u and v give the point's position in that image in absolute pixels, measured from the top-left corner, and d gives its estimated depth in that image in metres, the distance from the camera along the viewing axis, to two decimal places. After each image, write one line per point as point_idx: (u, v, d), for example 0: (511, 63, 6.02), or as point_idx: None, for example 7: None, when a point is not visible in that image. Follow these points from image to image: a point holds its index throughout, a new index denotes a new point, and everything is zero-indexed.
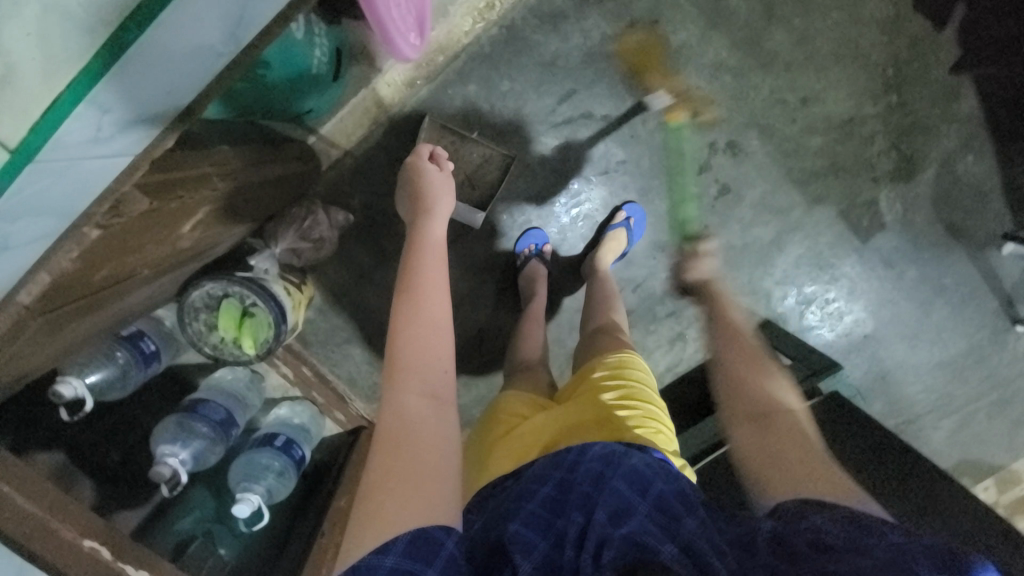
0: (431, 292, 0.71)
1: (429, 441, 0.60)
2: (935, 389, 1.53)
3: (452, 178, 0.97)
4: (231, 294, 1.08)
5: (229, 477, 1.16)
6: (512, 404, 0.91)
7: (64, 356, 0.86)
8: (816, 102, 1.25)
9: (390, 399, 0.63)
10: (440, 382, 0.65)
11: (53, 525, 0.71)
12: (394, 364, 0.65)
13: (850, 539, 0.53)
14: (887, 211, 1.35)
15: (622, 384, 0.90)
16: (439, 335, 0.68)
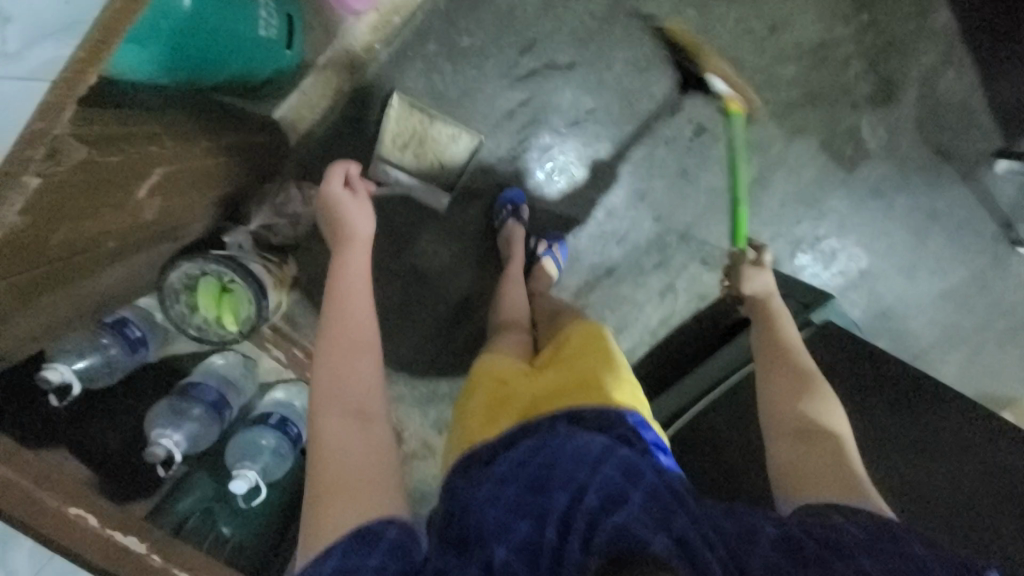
0: (355, 321, 0.79)
1: (358, 453, 0.67)
2: (939, 322, 1.49)
3: (369, 201, 1.01)
4: (209, 273, 1.08)
5: (227, 457, 1.16)
6: (494, 363, 0.91)
7: (47, 333, 0.88)
8: (785, 28, 1.22)
9: (314, 425, 0.69)
10: (365, 398, 0.72)
11: (36, 494, 0.72)
12: (321, 392, 0.72)
13: (870, 545, 0.60)
14: (870, 137, 1.31)
15: (597, 350, 0.89)
16: (362, 360, 0.75)
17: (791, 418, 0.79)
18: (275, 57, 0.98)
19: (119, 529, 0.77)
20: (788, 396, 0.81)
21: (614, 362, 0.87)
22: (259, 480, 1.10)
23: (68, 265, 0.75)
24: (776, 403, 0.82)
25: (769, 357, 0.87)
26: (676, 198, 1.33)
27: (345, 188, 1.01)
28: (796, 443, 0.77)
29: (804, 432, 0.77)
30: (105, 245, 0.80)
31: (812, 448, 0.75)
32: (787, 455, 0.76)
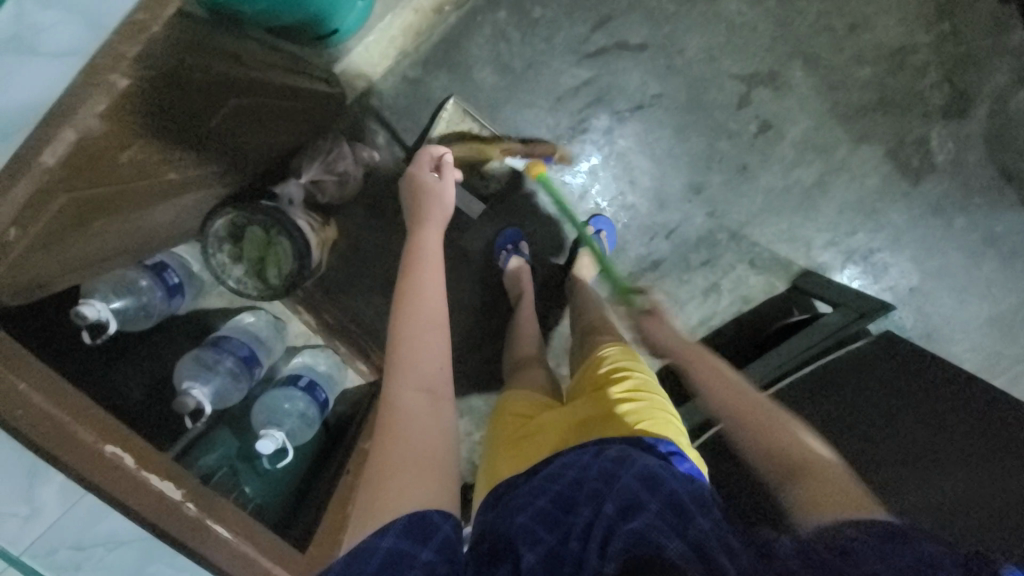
0: (429, 298, 0.78)
1: (423, 431, 0.65)
2: (982, 348, 1.44)
3: (456, 179, 1.02)
4: (255, 223, 1.05)
5: (252, 417, 1.13)
6: (519, 401, 0.90)
7: (103, 259, 0.86)
8: (866, 28, 1.18)
9: (389, 396, 0.69)
10: (435, 377, 0.72)
11: (72, 428, 0.67)
12: (394, 365, 0.72)
13: (880, 551, 0.50)
14: (938, 150, 1.27)
15: (620, 380, 0.87)
16: (433, 340, 0.74)
17: (766, 448, 0.74)
18: (347, 6, 0.95)
19: (152, 472, 0.73)
20: (749, 428, 0.77)
21: (638, 391, 0.85)
22: (284, 443, 1.05)
23: (109, 192, 0.72)
24: (743, 439, 0.77)
25: (711, 401, 0.85)
26: (731, 194, 1.29)
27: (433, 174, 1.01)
28: (795, 477, 0.68)
29: (796, 462, 0.70)
30: (148, 179, 0.77)
31: (813, 477, 0.67)
32: (802, 491, 0.65)
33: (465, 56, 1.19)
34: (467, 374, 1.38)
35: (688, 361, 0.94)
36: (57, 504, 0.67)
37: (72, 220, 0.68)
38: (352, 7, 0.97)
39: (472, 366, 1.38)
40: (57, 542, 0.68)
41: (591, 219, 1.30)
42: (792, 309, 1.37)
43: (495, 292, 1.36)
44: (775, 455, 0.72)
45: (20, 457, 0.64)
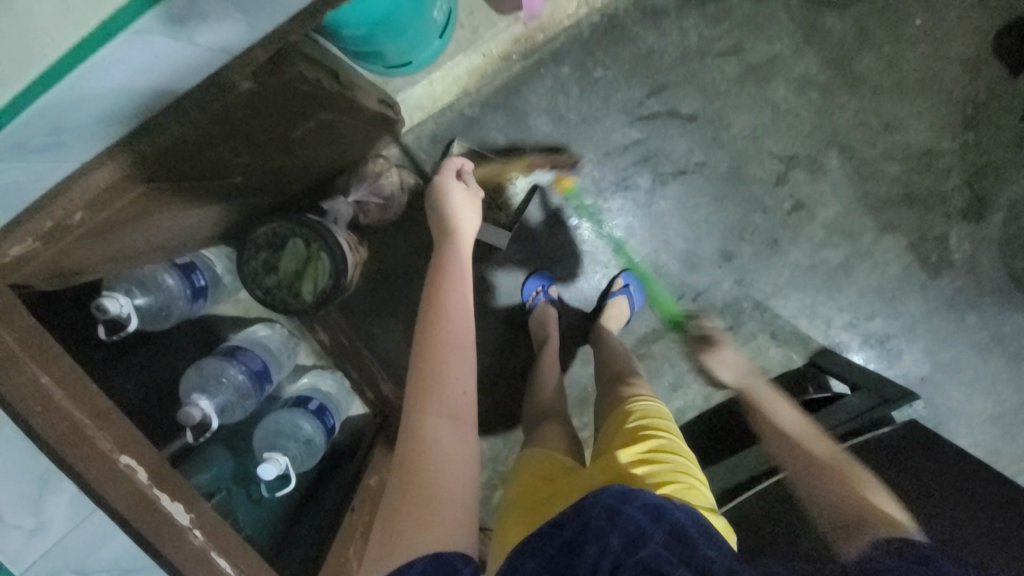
0: (455, 311, 0.68)
1: (443, 462, 0.58)
2: (983, 445, 1.39)
3: (482, 193, 0.87)
4: (297, 236, 1.04)
5: (255, 439, 1.04)
6: (544, 453, 0.80)
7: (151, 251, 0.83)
8: (899, 128, 1.26)
9: (410, 423, 0.61)
10: (459, 396, 0.63)
11: (88, 431, 0.63)
12: (416, 385, 0.63)
13: (897, 568, 0.51)
14: (956, 249, 1.31)
15: (646, 436, 0.76)
16: (456, 358, 0.65)
17: (830, 497, 0.82)
18: (423, 43, 1.00)
19: (163, 490, 0.67)
20: (817, 482, 0.86)
21: (662, 452, 0.73)
22: (287, 468, 0.96)
23: (163, 196, 0.70)
24: (823, 497, 0.83)
25: (778, 445, 0.97)
26: (761, 265, 1.31)
27: (459, 182, 0.86)
28: (846, 531, 0.73)
29: (850, 494, 0.80)
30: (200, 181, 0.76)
31: (850, 504, 0.78)
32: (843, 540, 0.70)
33: (524, 103, 1.24)
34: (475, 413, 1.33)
35: (761, 399, 1.07)
36: (64, 518, 0.63)
37: (121, 222, 0.67)
38: (430, 44, 1.03)
39: (484, 404, 1.34)
40: (58, 565, 0.63)
41: (622, 272, 1.30)
42: (806, 386, 1.34)
43: (518, 333, 1.33)
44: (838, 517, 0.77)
45: (35, 460, 0.61)
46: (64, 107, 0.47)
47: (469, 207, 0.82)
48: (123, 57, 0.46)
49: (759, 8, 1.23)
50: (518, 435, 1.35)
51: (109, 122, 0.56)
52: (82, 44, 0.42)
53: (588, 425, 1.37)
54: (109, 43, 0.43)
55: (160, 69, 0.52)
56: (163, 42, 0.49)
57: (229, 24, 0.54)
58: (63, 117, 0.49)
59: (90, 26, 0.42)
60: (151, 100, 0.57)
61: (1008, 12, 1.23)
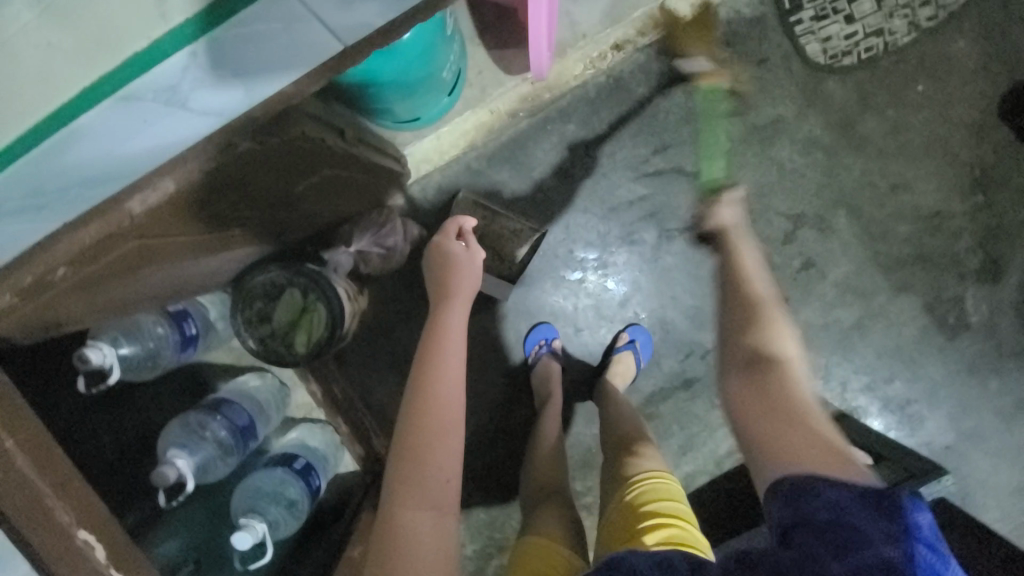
0: (444, 390, 0.63)
1: (424, 562, 0.52)
2: (1019, 523, 1.28)
3: (483, 256, 0.82)
4: (295, 286, 1.01)
5: (233, 502, 0.97)
6: (544, 544, 0.73)
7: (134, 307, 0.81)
8: (906, 189, 1.26)
9: (388, 517, 0.55)
10: (443, 486, 0.58)
11: (48, 503, 0.58)
12: (398, 474, 0.58)
13: (827, 537, 0.47)
14: (974, 310, 1.26)
15: (654, 523, 0.69)
16: (442, 441, 0.60)
17: (760, 375, 0.63)
18: (433, 100, 1.02)
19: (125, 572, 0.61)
20: (748, 357, 0.65)
21: (677, 545, 0.65)
22: (265, 537, 0.89)
23: (157, 246, 0.70)
24: (749, 371, 0.64)
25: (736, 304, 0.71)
26: None
27: (460, 241, 0.83)
28: (767, 412, 0.59)
29: (767, 370, 0.62)
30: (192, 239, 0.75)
31: (787, 430, 0.57)
32: (766, 441, 0.57)
33: (530, 158, 1.25)
34: (472, 473, 1.26)
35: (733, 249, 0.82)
36: None
37: (113, 273, 0.67)
38: (439, 101, 1.04)
39: (482, 464, 1.27)
40: None
41: (627, 327, 1.27)
42: None
43: (520, 389, 1.28)
44: (767, 439, 0.57)
45: None
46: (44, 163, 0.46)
47: (469, 271, 0.78)
48: (107, 116, 0.45)
49: (762, 73, 1.25)
50: (517, 499, 1.26)
51: (98, 185, 0.55)
52: (74, 103, 0.43)
53: (592, 491, 1.28)
54: (95, 105, 0.43)
55: (155, 132, 0.52)
56: (156, 108, 0.48)
57: (232, 93, 0.54)
58: (50, 175, 0.48)
59: (90, 80, 0.43)
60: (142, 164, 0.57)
61: (1009, 80, 1.24)
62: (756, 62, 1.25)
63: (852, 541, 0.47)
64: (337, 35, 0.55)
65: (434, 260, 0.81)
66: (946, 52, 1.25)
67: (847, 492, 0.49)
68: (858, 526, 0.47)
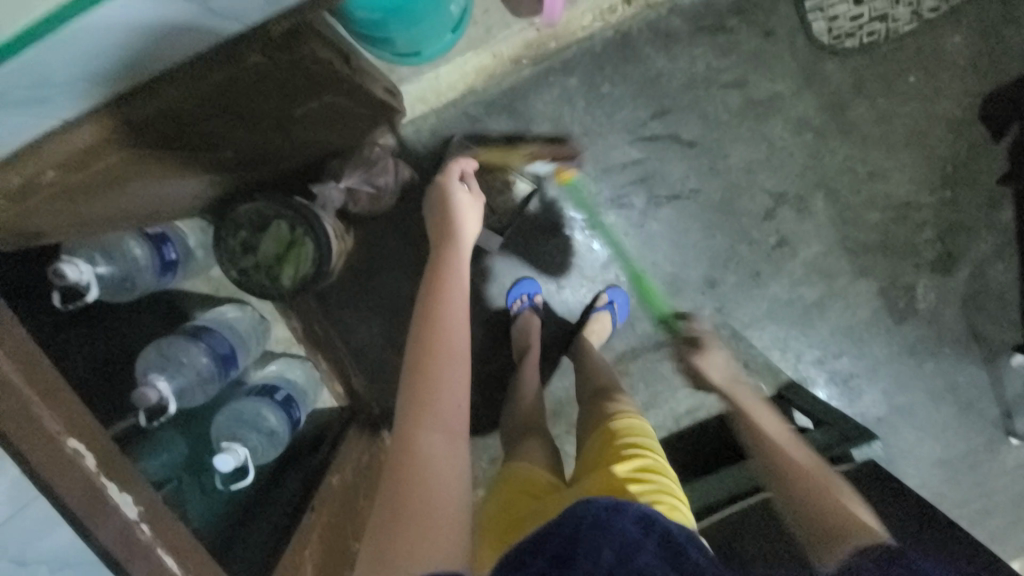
0: (450, 324, 0.65)
1: (437, 478, 0.56)
2: (928, 486, 1.45)
3: (485, 202, 0.84)
4: (283, 218, 0.99)
5: (214, 425, 0.99)
6: (525, 468, 0.79)
7: (120, 221, 0.78)
8: (882, 178, 1.32)
9: (403, 438, 0.58)
10: (454, 411, 0.61)
11: (35, 410, 0.59)
12: (411, 400, 0.60)
13: None
14: (923, 298, 1.37)
15: (626, 457, 0.75)
16: (452, 372, 0.62)
17: (785, 487, 0.81)
18: (436, 36, 0.98)
19: (112, 479, 0.63)
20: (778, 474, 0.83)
21: (648, 471, 0.73)
22: (247, 461, 0.91)
23: (144, 159, 0.67)
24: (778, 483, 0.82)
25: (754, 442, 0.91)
26: (742, 295, 1.34)
27: (463, 185, 0.83)
28: (804, 510, 0.77)
29: (791, 477, 0.81)
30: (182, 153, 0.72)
31: (824, 512, 0.75)
32: (815, 536, 0.73)
33: (529, 110, 1.23)
34: None
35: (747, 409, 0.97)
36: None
37: (98, 184, 0.64)
38: (442, 39, 1.01)
39: None
40: None
41: (607, 287, 1.31)
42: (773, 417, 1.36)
43: (499, 339, 1.32)
44: (810, 520, 0.75)
45: None
46: (53, 55, 0.44)
47: (471, 216, 0.80)
48: (117, 9, 0.43)
49: (766, 46, 1.25)
50: (488, 441, 1.33)
51: (96, 85, 0.53)
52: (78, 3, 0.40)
53: (559, 438, 1.36)
54: None
55: (161, 33, 0.50)
56: (169, 2, 0.46)
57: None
58: (47, 74, 0.46)
59: None
60: (142, 64, 0.54)
61: (993, 81, 1.29)
62: (762, 34, 1.25)
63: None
64: None
65: (438, 203, 0.81)
66: (941, 46, 1.28)
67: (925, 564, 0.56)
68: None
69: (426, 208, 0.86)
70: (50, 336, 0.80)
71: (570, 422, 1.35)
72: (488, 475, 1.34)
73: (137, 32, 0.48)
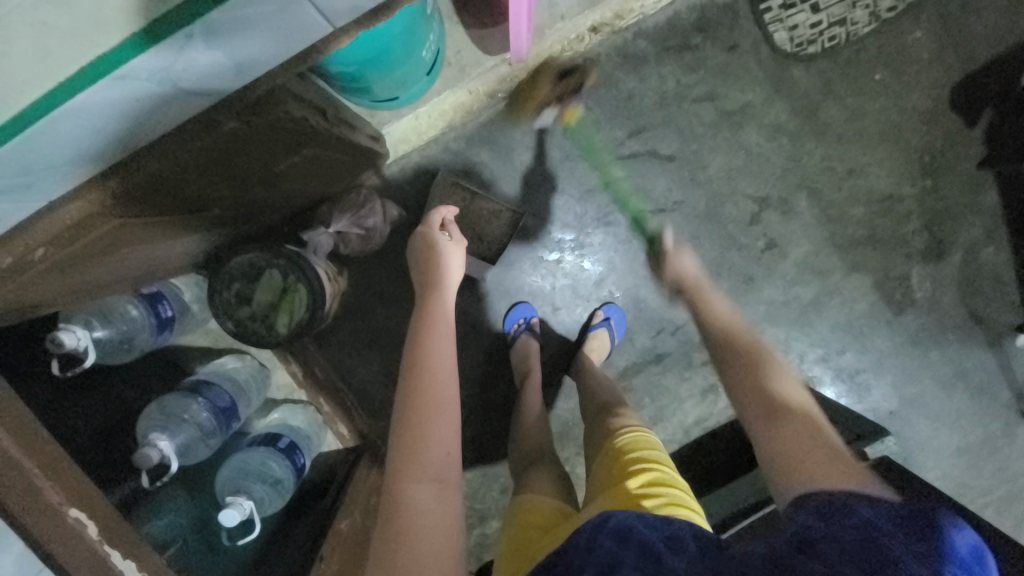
0: (438, 370, 0.65)
1: (427, 530, 0.56)
2: (951, 478, 1.42)
3: (469, 246, 0.86)
4: (274, 266, 1.01)
5: (217, 479, 0.98)
6: (534, 498, 0.78)
7: (110, 287, 0.80)
8: (861, 174, 1.34)
9: (394, 492, 0.58)
10: (444, 460, 0.60)
11: (40, 483, 0.59)
12: (402, 451, 0.60)
13: (843, 542, 0.48)
14: (919, 287, 1.37)
15: (635, 472, 0.73)
16: (442, 418, 0.62)
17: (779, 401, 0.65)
18: (412, 80, 1.01)
19: (117, 548, 0.63)
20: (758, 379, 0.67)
21: (658, 483, 0.71)
22: (252, 513, 0.90)
23: (128, 227, 0.67)
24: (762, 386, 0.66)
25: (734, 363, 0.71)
26: (737, 301, 1.34)
27: (444, 233, 0.85)
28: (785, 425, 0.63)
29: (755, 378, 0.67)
30: (165, 219, 0.74)
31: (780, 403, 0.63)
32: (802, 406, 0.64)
33: (508, 140, 1.26)
34: None
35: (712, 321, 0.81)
36: None
37: (87, 257, 0.66)
38: (418, 82, 1.04)
39: (463, 438, 1.31)
40: None
41: (602, 305, 1.31)
42: None
43: (499, 365, 1.32)
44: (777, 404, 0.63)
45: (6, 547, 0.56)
46: (36, 143, 0.47)
47: (454, 263, 0.81)
48: (98, 99, 0.46)
49: (732, 58, 1.29)
50: (498, 470, 1.31)
51: (81, 164, 0.56)
52: (52, 93, 0.43)
53: (570, 461, 1.34)
54: (92, 86, 0.44)
55: (143, 109, 0.52)
56: (146, 86, 0.49)
57: (218, 66, 0.53)
58: (40, 157, 0.49)
59: (74, 72, 0.42)
60: (125, 142, 0.57)
61: (958, 71, 1.32)
62: (727, 48, 1.29)
63: (884, 559, 0.46)
64: (328, 20, 0.54)
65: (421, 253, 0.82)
66: (902, 43, 1.32)
67: (877, 510, 0.49)
68: (889, 548, 0.46)
69: (411, 258, 0.86)
70: (51, 404, 0.80)
71: (578, 443, 1.33)
72: (500, 505, 1.32)
73: (120, 114, 0.51)
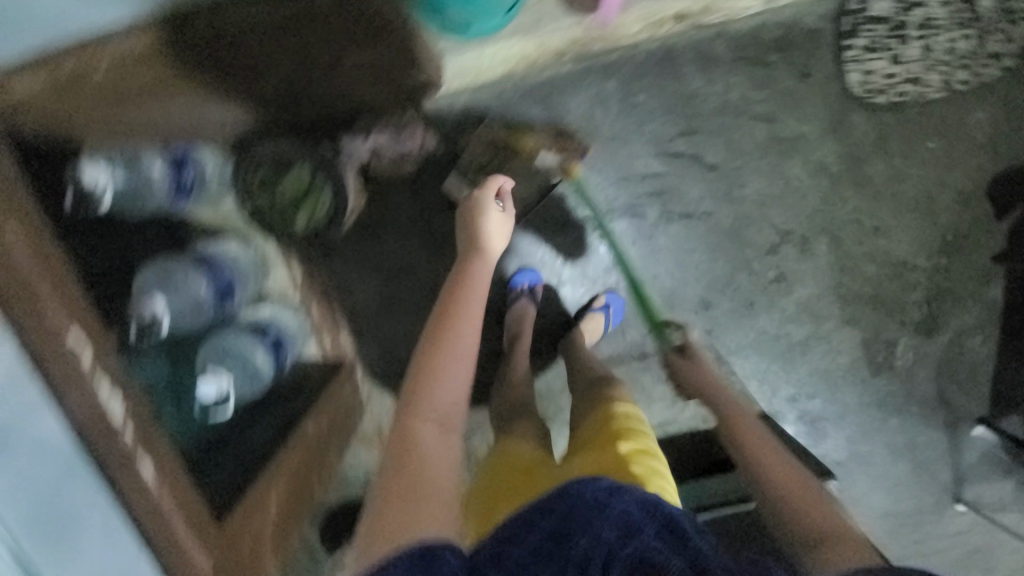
0: (459, 329, 0.72)
1: (428, 461, 0.59)
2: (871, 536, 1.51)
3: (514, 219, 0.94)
4: (305, 164, 1.08)
5: (200, 354, 0.99)
6: (517, 447, 0.83)
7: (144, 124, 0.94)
8: (884, 235, 1.36)
9: (401, 425, 0.63)
10: (452, 406, 0.65)
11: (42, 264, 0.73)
12: (413, 389, 0.65)
13: None
14: (901, 355, 1.42)
15: (613, 442, 0.77)
16: (455, 368, 0.68)
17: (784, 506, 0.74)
18: (489, 12, 0.98)
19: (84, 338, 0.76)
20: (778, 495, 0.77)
21: (637, 453, 0.76)
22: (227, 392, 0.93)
23: None
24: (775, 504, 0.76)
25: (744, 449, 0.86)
26: (732, 322, 1.38)
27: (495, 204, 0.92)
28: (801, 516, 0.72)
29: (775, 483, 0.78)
30: None
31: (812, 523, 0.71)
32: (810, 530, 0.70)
33: (562, 105, 1.25)
34: None
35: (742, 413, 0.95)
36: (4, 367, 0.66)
37: None
38: (493, 18, 1.00)
39: None
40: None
41: (606, 291, 1.33)
42: None
43: (494, 322, 1.34)
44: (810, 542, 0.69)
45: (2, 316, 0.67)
46: None
47: (495, 238, 0.89)
48: None
49: (801, 86, 1.28)
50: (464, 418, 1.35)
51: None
52: None
53: None
54: None
55: None
56: None
57: None
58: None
59: None
60: None
61: (1006, 162, 1.34)
62: (799, 75, 1.28)
63: None
64: None
65: (468, 221, 0.90)
66: (963, 119, 1.32)
67: None
68: None
69: (458, 222, 0.95)
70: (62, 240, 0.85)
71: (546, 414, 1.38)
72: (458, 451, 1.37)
73: None
